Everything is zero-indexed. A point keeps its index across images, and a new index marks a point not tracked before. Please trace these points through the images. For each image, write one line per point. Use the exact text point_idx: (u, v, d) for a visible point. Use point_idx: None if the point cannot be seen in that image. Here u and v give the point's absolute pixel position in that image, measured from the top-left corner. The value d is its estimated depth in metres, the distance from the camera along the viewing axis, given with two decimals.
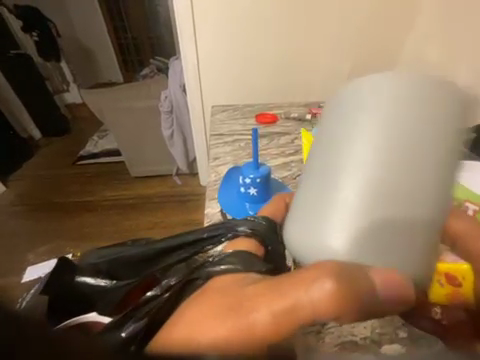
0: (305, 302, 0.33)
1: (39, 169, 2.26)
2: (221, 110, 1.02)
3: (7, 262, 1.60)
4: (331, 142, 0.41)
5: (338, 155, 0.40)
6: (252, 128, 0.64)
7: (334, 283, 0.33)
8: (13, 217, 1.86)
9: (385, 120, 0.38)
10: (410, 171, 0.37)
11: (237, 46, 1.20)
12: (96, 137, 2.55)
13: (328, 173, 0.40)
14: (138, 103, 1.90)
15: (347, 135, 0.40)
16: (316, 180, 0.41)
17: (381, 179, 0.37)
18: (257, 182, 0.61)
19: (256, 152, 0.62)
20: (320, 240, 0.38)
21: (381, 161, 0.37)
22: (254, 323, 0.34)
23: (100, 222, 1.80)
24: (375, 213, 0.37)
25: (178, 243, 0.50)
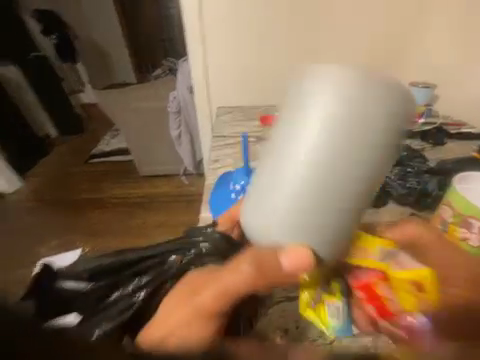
0: (232, 285, 0.37)
1: (53, 166, 2.34)
2: (227, 112, 1.02)
3: (19, 256, 1.64)
4: (283, 135, 0.41)
5: (283, 150, 0.40)
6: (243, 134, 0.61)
7: (250, 267, 0.37)
8: (27, 211, 1.93)
9: (327, 121, 0.37)
10: (345, 160, 0.37)
11: (244, 45, 1.19)
12: (108, 136, 2.64)
13: (280, 147, 0.40)
14: (148, 104, 1.94)
15: (293, 132, 0.39)
16: (265, 170, 0.42)
17: (313, 179, 0.38)
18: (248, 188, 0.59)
19: (247, 157, 0.60)
20: (261, 229, 0.41)
21: (315, 161, 0.38)
22: (199, 307, 0.37)
23: (108, 219, 1.84)
24: (308, 210, 0.39)
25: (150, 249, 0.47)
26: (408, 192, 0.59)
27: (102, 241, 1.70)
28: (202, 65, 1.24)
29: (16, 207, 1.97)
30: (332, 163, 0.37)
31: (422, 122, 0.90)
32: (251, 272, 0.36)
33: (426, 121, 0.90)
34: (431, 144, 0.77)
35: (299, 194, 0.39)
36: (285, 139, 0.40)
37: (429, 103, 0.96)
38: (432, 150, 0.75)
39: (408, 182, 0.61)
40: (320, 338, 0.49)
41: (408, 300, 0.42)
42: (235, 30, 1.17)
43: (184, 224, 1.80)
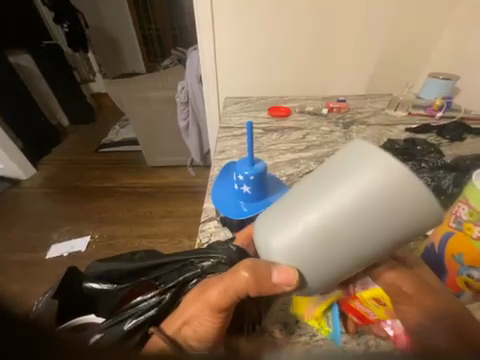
0: (233, 285, 0.35)
1: (66, 154, 2.41)
2: (233, 103, 1.01)
3: (33, 239, 1.71)
4: (330, 176, 0.32)
5: (320, 190, 0.32)
6: (247, 120, 0.53)
7: (248, 272, 0.34)
8: (40, 197, 1.99)
9: (378, 187, 0.29)
10: (385, 217, 0.30)
11: (255, 33, 1.15)
12: (118, 126, 2.72)
13: (322, 185, 0.32)
14: (155, 94, 1.91)
15: (338, 179, 0.31)
16: (295, 197, 0.35)
17: (335, 229, 0.31)
18: (251, 179, 0.53)
19: (251, 146, 0.53)
20: (266, 246, 0.36)
21: (345, 214, 0.30)
22: (208, 303, 0.36)
23: (117, 207, 1.88)
24: (314, 255, 0.33)
25: (171, 258, 0.48)
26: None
27: (111, 229, 1.73)
28: (212, 54, 1.22)
29: (30, 193, 2.03)
30: (370, 213, 0.30)
31: (440, 116, 0.85)
32: (249, 276, 0.34)
33: (444, 115, 0.85)
34: (449, 139, 0.73)
35: (322, 228, 0.32)
36: (329, 181, 0.32)
37: (449, 96, 0.90)
38: (449, 146, 0.71)
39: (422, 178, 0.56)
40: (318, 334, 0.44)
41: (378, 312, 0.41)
42: (247, 16, 1.12)
43: (190, 215, 1.81)
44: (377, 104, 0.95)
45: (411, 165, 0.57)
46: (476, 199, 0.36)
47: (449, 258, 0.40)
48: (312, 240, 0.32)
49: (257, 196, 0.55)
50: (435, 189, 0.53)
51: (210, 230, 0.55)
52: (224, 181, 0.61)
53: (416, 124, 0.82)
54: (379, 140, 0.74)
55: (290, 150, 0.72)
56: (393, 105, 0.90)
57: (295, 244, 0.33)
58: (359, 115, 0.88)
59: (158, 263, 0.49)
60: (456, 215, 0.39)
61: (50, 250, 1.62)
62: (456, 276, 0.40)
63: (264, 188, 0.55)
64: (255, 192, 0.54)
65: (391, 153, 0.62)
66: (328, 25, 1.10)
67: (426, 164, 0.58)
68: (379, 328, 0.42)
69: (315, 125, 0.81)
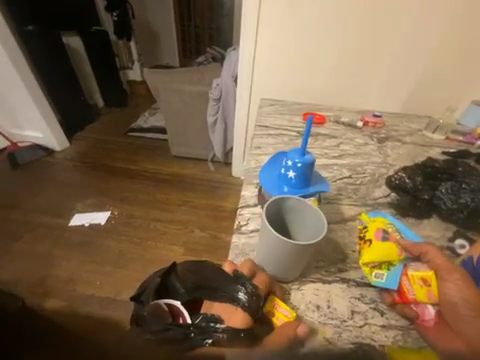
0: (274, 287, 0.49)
1: (97, 133, 2.56)
2: (269, 104, 1.04)
3: (59, 207, 1.82)
4: (276, 255, 0.47)
5: (279, 261, 0.48)
6: (310, 115, 0.51)
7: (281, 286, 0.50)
8: (70, 169, 2.13)
9: (295, 253, 0.45)
10: (305, 252, 0.46)
11: (297, 40, 1.17)
12: (147, 113, 2.84)
13: (276, 258, 0.47)
14: (190, 87, 1.98)
15: (280, 256, 0.46)
16: (271, 264, 0.49)
17: (300, 266, 0.49)
18: (299, 169, 0.51)
19: (307, 135, 0.51)
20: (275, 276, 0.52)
21: (298, 262, 0.47)
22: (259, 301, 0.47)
23: (137, 189, 1.97)
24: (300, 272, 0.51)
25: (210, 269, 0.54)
26: (457, 208, 0.55)
27: (129, 208, 1.82)
28: (251, 55, 1.26)
29: (61, 164, 2.17)
30: (301, 255, 0.46)
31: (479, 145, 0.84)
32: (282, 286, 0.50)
33: None
34: None
35: (278, 265, 0.49)
36: (278, 258, 0.47)
37: None
38: None
39: (460, 197, 0.56)
40: (349, 320, 0.48)
41: (420, 292, 0.47)
42: (290, 22, 1.14)
43: (204, 207, 1.86)
44: (413, 125, 0.94)
45: (450, 185, 0.57)
46: None
47: None
48: (290, 270, 0.49)
49: (298, 184, 0.52)
50: (473, 210, 0.54)
51: (248, 215, 0.60)
52: (269, 166, 0.58)
53: (453, 149, 0.81)
54: (414, 160, 0.74)
55: (323, 155, 0.73)
56: (431, 128, 0.89)
57: (276, 273, 0.50)
58: (395, 133, 0.87)
59: (203, 279, 0.53)
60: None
61: (73, 218, 1.73)
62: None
63: (308, 179, 0.52)
64: (299, 180, 0.52)
65: (430, 172, 0.62)
66: (368, 40, 1.10)
67: (467, 184, 0.56)
68: (409, 309, 0.48)
69: (350, 136, 0.82)
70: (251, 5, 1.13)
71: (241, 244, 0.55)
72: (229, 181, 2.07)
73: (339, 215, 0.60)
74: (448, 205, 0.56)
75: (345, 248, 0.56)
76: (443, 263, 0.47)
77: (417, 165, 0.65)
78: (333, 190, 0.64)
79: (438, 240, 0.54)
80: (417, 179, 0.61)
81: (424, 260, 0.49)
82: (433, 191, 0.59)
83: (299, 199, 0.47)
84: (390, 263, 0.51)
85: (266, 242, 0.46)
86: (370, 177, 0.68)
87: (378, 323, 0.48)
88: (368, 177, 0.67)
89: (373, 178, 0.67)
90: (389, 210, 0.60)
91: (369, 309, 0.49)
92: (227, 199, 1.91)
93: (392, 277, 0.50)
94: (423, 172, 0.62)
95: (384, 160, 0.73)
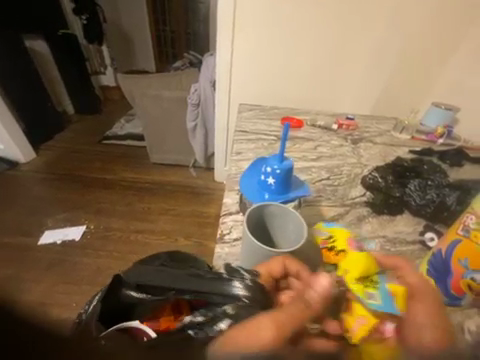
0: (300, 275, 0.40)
1: (68, 142, 2.40)
2: (248, 109, 1.05)
3: (26, 224, 1.67)
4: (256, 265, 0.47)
5: None
6: (286, 122, 0.52)
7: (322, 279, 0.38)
8: (38, 182, 1.97)
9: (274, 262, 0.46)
10: (284, 261, 0.46)
11: (273, 49, 1.21)
12: (123, 120, 2.73)
13: (255, 267, 0.47)
14: (168, 93, 1.94)
15: (259, 265, 0.47)
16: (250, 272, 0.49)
17: None
18: (278, 176, 0.51)
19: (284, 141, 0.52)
20: None
21: None
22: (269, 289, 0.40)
23: (114, 200, 1.87)
24: None
25: (171, 274, 0.47)
26: (424, 204, 0.59)
27: (107, 220, 1.72)
28: (228, 61, 1.27)
29: (28, 177, 2.00)
30: None
31: (440, 143, 0.91)
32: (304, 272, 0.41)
33: (445, 142, 0.91)
34: (449, 163, 0.77)
35: None
36: (257, 267, 0.47)
37: (449, 126, 0.97)
38: (450, 170, 0.75)
39: (427, 194, 0.60)
40: None
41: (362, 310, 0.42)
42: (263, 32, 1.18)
43: (187, 215, 1.81)
44: (383, 126, 1.00)
45: (417, 182, 0.62)
46: None
47: (456, 262, 0.43)
48: None
49: (278, 189, 0.53)
50: (439, 205, 0.58)
51: (231, 223, 0.59)
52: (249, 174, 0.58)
53: (419, 148, 0.87)
54: (385, 159, 0.78)
55: (302, 158, 0.75)
56: (398, 129, 0.95)
57: None
58: (366, 134, 0.93)
59: (151, 280, 0.48)
60: (465, 223, 0.42)
61: (43, 236, 1.59)
62: (460, 280, 0.43)
63: (287, 184, 0.53)
64: (278, 186, 0.52)
65: (399, 170, 0.66)
66: (336, 48, 1.17)
67: (432, 181, 0.62)
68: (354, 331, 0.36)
69: (325, 139, 0.86)
70: (226, 13, 1.15)
71: (225, 254, 0.54)
72: (211, 187, 2.04)
73: (319, 217, 0.61)
74: (417, 201, 0.60)
75: None
76: (416, 282, 0.38)
77: (388, 165, 0.69)
78: (313, 193, 0.66)
79: (411, 235, 0.58)
80: (388, 178, 0.65)
81: (397, 278, 0.41)
82: (403, 189, 0.63)
83: (278, 205, 0.49)
84: (371, 279, 0.44)
85: (248, 251, 0.47)
86: (346, 177, 0.70)
87: None
88: (345, 178, 0.70)
89: (349, 178, 0.70)
90: (366, 210, 0.62)
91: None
92: (211, 204, 1.88)
93: (385, 294, 0.41)
94: (393, 171, 0.67)
95: (359, 161, 0.76)
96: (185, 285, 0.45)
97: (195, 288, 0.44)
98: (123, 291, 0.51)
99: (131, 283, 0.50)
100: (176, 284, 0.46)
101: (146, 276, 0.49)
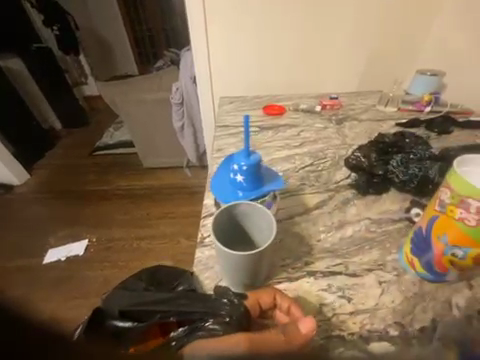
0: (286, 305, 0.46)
1: (60, 159, 2.38)
2: (229, 102, 1.02)
3: (29, 245, 1.68)
4: (231, 268, 0.47)
5: (235, 272, 0.48)
6: (245, 114, 0.51)
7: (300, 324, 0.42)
8: (35, 202, 1.96)
9: (248, 262, 0.46)
10: (258, 258, 0.46)
11: (248, 36, 1.16)
12: (112, 129, 2.69)
13: (232, 269, 0.47)
14: (150, 95, 1.91)
15: (235, 267, 0.47)
16: (229, 276, 0.49)
17: (258, 272, 0.49)
18: (246, 171, 0.51)
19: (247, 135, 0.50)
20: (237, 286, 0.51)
21: (255, 269, 0.48)
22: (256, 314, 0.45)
23: (113, 210, 1.87)
24: (260, 278, 0.51)
25: (160, 296, 0.48)
26: (408, 179, 0.59)
27: (108, 231, 1.72)
28: (205, 50, 1.20)
29: (25, 199, 2.00)
30: (255, 262, 0.46)
31: (428, 111, 0.88)
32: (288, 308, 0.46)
33: (433, 110, 0.88)
34: (437, 132, 0.75)
35: (236, 276, 0.48)
36: (233, 269, 0.47)
37: (437, 92, 0.94)
38: (437, 140, 0.74)
39: (409, 169, 0.60)
40: (319, 315, 0.48)
41: None
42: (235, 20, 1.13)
43: (187, 215, 1.81)
44: (368, 101, 0.97)
45: (400, 158, 0.61)
46: (457, 183, 0.42)
47: (436, 238, 0.45)
48: (250, 279, 0.49)
49: (249, 186, 0.51)
50: (421, 180, 0.58)
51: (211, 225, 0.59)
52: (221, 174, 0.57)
53: (405, 119, 0.84)
54: (370, 136, 0.76)
55: (285, 147, 0.73)
56: (383, 102, 0.93)
57: (236, 284, 0.50)
58: (351, 112, 0.90)
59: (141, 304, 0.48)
60: (440, 199, 0.44)
61: (47, 255, 1.61)
62: (443, 255, 0.45)
63: (258, 177, 0.52)
64: (249, 181, 0.51)
65: (382, 147, 0.64)
66: (313, 25, 1.12)
67: (414, 155, 0.61)
68: None
69: (309, 122, 0.83)
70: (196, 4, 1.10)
71: (205, 258, 0.56)
72: None
73: (303, 206, 0.60)
74: (400, 177, 0.59)
75: (311, 240, 0.56)
76: None
77: (371, 142, 0.66)
78: (296, 182, 0.65)
79: (397, 213, 0.58)
80: (371, 156, 0.63)
81: None
82: (386, 166, 0.61)
83: (249, 203, 0.47)
84: None
85: (221, 255, 0.47)
86: (331, 160, 0.69)
87: (346, 312, 0.48)
88: (329, 162, 0.68)
89: (334, 161, 0.68)
90: (349, 192, 0.62)
91: (336, 299, 0.49)
92: None
93: None
94: (376, 149, 0.64)
95: (344, 142, 0.74)
96: (171, 307, 0.46)
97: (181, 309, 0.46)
98: (109, 322, 0.47)
99: (115, 311, 0.48)
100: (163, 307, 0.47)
101: (133, 300, 0.49)
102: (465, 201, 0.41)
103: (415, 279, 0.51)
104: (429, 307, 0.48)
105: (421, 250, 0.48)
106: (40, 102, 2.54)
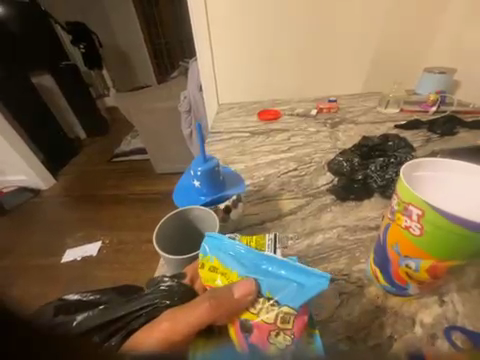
0: (235, 298, 0.32)
1: (81, 165, 2.57)
2: (227, 109, 1.04)
3: (51, 244, 1.82)
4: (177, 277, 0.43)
5: None
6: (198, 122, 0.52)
7: (237, 304, 0.31)
8: (59, 205, 2.14)
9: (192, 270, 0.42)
10: None
11: (249, 38, 1.04)
12: (129, 137, 2.86)
13: None
14: (161, 104, 2.01)
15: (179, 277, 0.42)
16: None
17: None
18: (201, 174, 0.50)
19: (202, 141, 0.51)
20: None
21: None
22: (201, 316, 0.31)
23: (126, 213, 1.97)
24: None
25: (86, 313, 0.34)
26: (387, 184, 0.54)
27: (120, 234, 1.81)
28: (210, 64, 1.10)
29: (50, 202, 2.18)
30: None
31: (434, 111, 0.82)
32: (231, 310, 0.31)
33: (438, 110, 0.82)
34: (439, 134, 0.71)
35: None
36: None
37: (444, 92, 0.87)
38: (439, 141, 0.69)
39: (387, 173, 0.55)
40: None
41: None
42: (235, 20, 1.02)
43: None
44: (369, 103, 0.93)
45: (380, 162, 0.57)
46: (402, 188, 0.30)
47: (390, 249, 0.33)
48: None
49: (209, 190, 0.51)
50: None
51: None
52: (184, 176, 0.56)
53: (406, 121, 0.80)
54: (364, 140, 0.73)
55: (273, 151, 0.73)
56: (384, 103, 0.89)
57: None
58: (349, 114, 0.87)
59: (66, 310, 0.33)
60: (391, 206, 0.33)
61: (65, 254, 1.73)
62: (398, 267, 0.33)
63: (215, 181, 0.51)
64: (205, 185, 0.51)
65: (365, 151, 0.60)
66: None
67: (394, 159, 0.57)
68: None
69: (302, 127, 0.82)
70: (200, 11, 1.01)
71: None
72: None
73: (277, 211, 0.55)
74: (379, 183, 0.55)
75: None
76: None
77: (355, 146, 0.63)
78: (275, 187, 0.61)
79: (377, 219, 0.51)
80: (354, 160, 0.59)
81: None
82: (365, 170, 0.57)
83: (202, 208, 0.46)
84: None
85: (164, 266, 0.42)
86: (316, 165, 0.66)
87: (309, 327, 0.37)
88: (314, 166, 0.66)
89: (319, 165, 0.66)
90: (330, 198, 0.57)
91: None
92: None
93: None
94: (360, 153, 0.61)
95: (334, 145, 0.72)
96: (91, 323, 0.32)
97: (106, 320, 0.33)
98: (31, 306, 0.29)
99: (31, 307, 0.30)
100: (92, 322, 0.32)
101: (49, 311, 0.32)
102: (411, 208, 0.29)
103: (379, 291, 0.39)
104: (388, 322, 0.36)
105: (381, 265, 0.36)
106: (66, 112, 2.77)
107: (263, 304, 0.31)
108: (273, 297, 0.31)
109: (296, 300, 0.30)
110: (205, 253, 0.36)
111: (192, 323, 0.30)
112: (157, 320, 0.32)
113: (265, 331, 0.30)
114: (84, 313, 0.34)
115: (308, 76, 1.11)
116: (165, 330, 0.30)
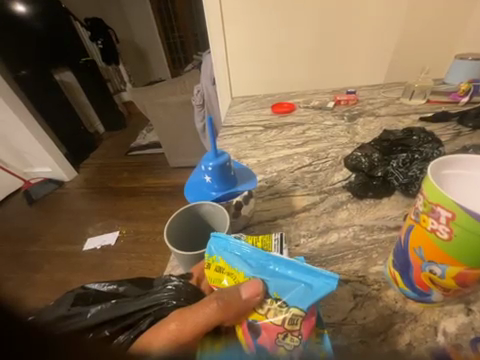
0: (244, 300, 0.31)
1: (100, 158, 2.68)
2: (240, 102, 1.02)
3: (74, 233, 1.93)
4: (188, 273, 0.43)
5: None
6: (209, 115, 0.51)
7: (245, 305, 0.31)
8: (80, 196, 2.25)
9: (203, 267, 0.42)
10: None
11: (265, 32, 0.99)
12: (145, 131, 2.93)
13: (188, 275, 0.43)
14: (175, 99, 2.03)
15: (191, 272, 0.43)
16: None
17: None
18: (212, 170, 0.49)
19: (213, 136, 0.50)
20: None
21: None
22: (208, 318, 0.30)
23: (142, 205, 2.04)
24: None
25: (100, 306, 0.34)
26: (409, 182, 0.51)
27: (136, 225, 1.88)
28: (223, 55, 1.07)
29: (72, 193, 2.31)
30: None
31: (465, 102, 0.75)
32: (241, 311, 0.31)
33: (471, 100, 0.74)
34: (471, 127, 0.64)
35: None
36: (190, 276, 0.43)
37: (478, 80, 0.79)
38: (470, 135, 0.63)
39: (410, 170, 0.51)
40: None
41: None
42: (247, 9, 0.95)
43: None
44: (390, 94, 0.88)
45: (402, 158, 0.53)
46: (429, 187, 0.28)
47: (411, 251, 0.31)
48: None
49: (220, 186, 0.50)
50: None
51: None
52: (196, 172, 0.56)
53: (432, 113, 0.74)
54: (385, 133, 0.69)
55: (286, 146, 0.70)
56: (408, 94, 0.83)
57: None
58: (369, 106, 0.82)
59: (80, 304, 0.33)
60: (415, 206, 0.31)
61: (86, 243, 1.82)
62: (420, 271, 0.31)
63: (226, 177, 0.51)
64: (216, 181, 0.50)
65: (385, 146, 0.57)
66: None
67: (418, 155, 0.53)
68: None
69: (318, 120, 0.79)
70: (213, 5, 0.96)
71: None
72: None
73: (289, 208, 0.54)
74: (400, 180, 0.51)
75: (289, 243, 0.47)
76: None
77: (375, 141, 0.60)
78: (288, 182, 0.60)
79: (397, 219, 0.48)
80: (373, 156, 0.55)
81: None
82: (386, 167, 0.54)
83: (212, 204, 0.46)
84: None
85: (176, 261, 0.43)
86: (332, 161, 0.64)
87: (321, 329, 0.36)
88: (330, 162, 0.63)
89: (335, 161, 0.63)
90: (346, 195, 0.54)
91: None
92: None
93: None
94: (380, 148, 0.57)
95: (352, 140, 0.69)
96: (103, 317, 0.32)
97: (116, 315, 0.32)
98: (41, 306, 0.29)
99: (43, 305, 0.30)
100: (105, 317, 0.32)
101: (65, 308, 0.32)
102: (439, 210, 0.26)
103: (398, 296, 0.37)
104: (407, 328, 0.34)
105: (401, 266, 0.34)
106: (87, 108, 2.90)
107: (272, 305, 0.30)
108: (281, 298, 0.30)
109: (304, 302, 0.29)
110: (211, 252, 0.36)
111: (200, 326, 0.29)
112: (164, 320, 0.31)
113: (272, 333, 0.29)
114: (98, 305, 0.34)
115: (325, 66, 1.06)
116: (173, 333, 0.29)
